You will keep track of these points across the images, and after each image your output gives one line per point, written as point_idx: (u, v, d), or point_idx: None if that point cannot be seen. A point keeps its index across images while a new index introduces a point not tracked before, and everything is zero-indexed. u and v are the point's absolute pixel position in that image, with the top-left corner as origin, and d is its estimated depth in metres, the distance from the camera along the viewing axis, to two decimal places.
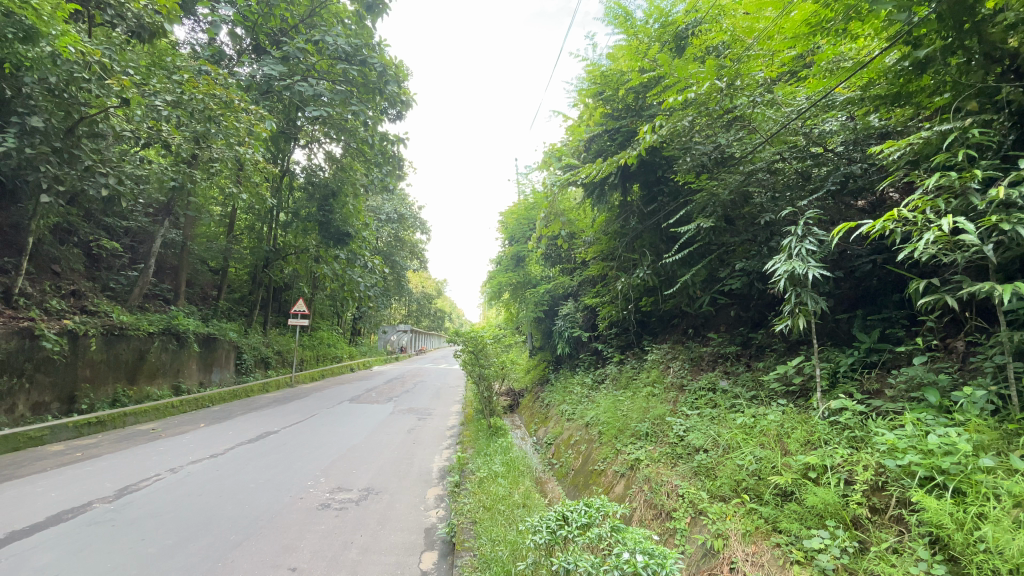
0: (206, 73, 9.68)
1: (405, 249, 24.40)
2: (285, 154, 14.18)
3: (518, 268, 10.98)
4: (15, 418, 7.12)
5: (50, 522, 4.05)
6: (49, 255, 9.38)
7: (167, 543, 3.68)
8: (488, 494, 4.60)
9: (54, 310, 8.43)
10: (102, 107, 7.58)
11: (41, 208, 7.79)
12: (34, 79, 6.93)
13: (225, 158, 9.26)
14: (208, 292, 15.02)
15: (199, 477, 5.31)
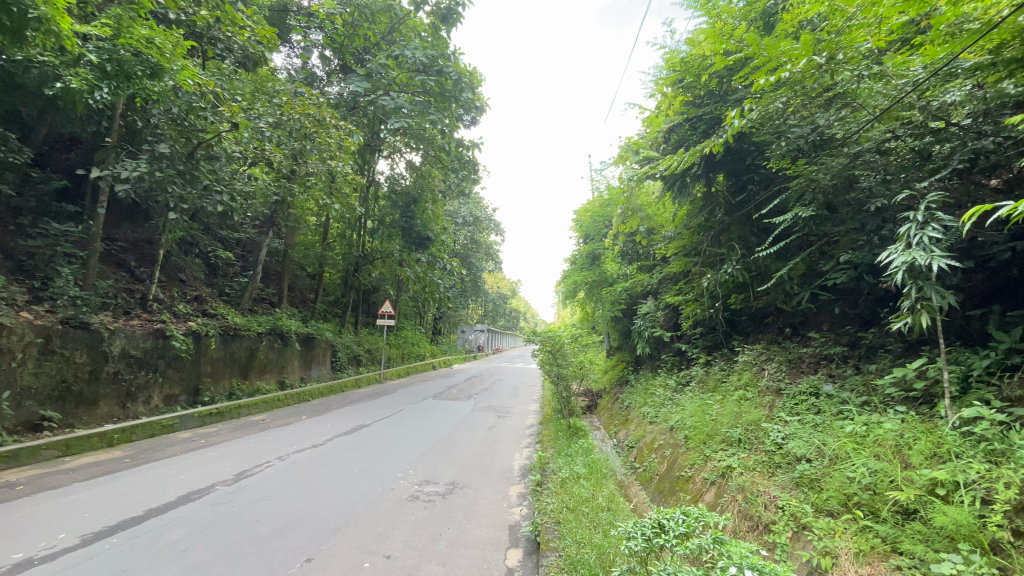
0: (301, 94, 10.54)
1: (481, 250, 24.94)
2: (371, 166, 15.02)
3: (594, 266, 10.80)
4: (151, 408, 8.20)
5: (181, 501, 4.61)
6: (176, 265, 10.70)
7: (277, 525, 4.05)
8: (571, 495, 4.56)
9: (181, 313, 9.60)
10: (216, 132, 8.53)
11: (169, 224, 8.87)
12: (161, 111, 7.96)
13: (319, 172, 10.06)
14: (307, 295, 16.33)
15: (302, 466, 5.78)
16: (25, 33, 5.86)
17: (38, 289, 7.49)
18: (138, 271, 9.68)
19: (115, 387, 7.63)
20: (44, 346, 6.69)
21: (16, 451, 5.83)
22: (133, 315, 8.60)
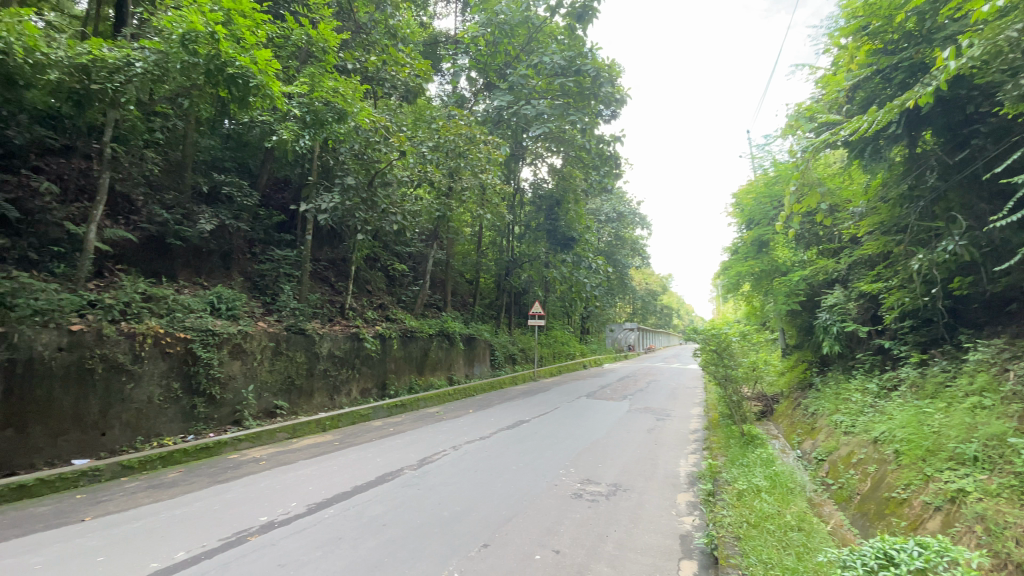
0: (454, 117, 11.51)
1: (628, 246, 24.36)
2: (516, 174, 15.65)
3: (762, 254, 9.70)
4: (353, 399, 9.72)
5: (379, 481, 5.37)
6: (364, 278, 12.55)
7: (456, 509, 4.45)
8: (752, 510, 4.14)
9: (370, 319, 11.20)
10: (388, 160, 9.79)
11: (357, 244, 10.40)
12: (348, 149, 9.46)
13: (472, 186, 10.94)
14: (467, 300, 17.69)
15: (473, 456, 6.28)
16: (248, 99, 7.45)
17: (269, 303, 9.43)
18: (337, 285, 11.58)
19: (325, 381, 9.23)
20: (275, 348, 8.39)
21: (260, 433, 7.41)
22: (335, 321, 10.29)
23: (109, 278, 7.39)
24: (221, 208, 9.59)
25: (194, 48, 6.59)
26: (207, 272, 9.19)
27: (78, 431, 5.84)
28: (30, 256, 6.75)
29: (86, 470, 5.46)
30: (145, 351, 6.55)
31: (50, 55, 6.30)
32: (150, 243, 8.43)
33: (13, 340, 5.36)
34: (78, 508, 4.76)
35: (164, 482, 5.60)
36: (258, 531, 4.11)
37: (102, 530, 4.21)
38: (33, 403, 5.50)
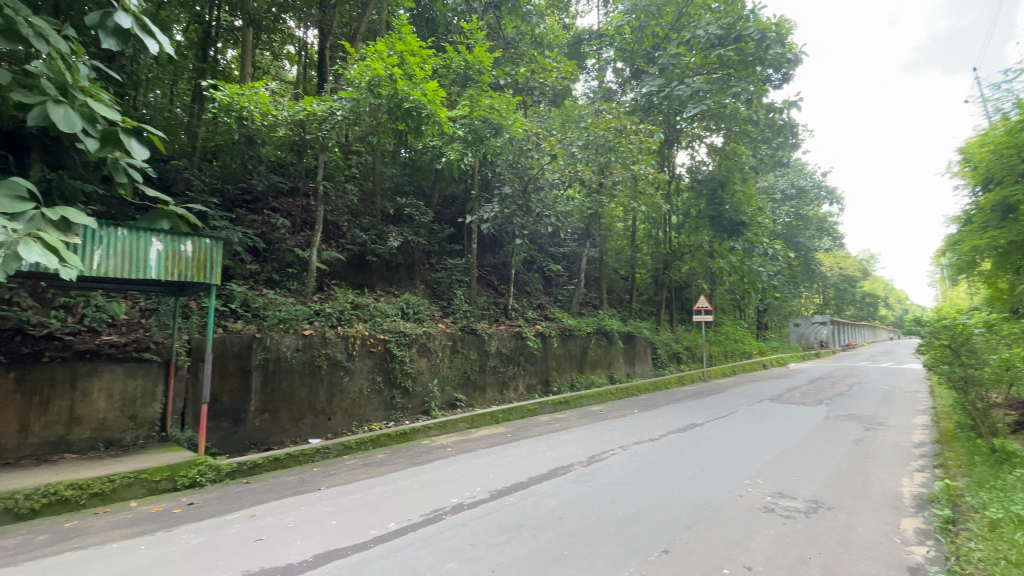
0: (603, 112, 11.40)
1: (811, 226, 21.17)
2: (671, 160, 14.91)
3: (1010, 220, 7.52)
4: (520, 394, 10.31)
5: (552, 475, 5.57)
6: (523, 280, 13.17)
7: (632, 511, 4.38)
8: (1014, 545, 3.32)
9: (531, 318, 11.72)
10: (540, 165, 10.13)
11: (515, 248, 10.96)
12: (505, 160, 10.04)
13: (624, 179, 10.68)
14: (624, 296, 17.32)
15: (644, 457, 6.11)
16: (422, 127, 8.39)
17: (445, 306, 10.50)
18: (500, 288, 12.38)
19: (495, 377, 9.95)
20: (452, 347, 9.32)
21: (445, 422, 8.29)
22: (501, 321, 11.01)
23: (326, 291, 9.05)
24: (403, 226, 11.02)
25: (379, 91, 7.72)
26: (396, 282, 10.63)
27: (311, 416, 7.31)
28: (275, 277, 8.63)
29: (319, 447, 6.78)
30: (355, 351, 7.89)
31: (278, 116, 7.81)
32: (353, 260, 10.07)
33: (267, 343, 6.98)
34: (316, 478, 5.93)
35: (374, 461, 6.65)
36: (451, 511, 4.60)
37: (335, 498, 5.18)
38: (281, 392, 7.09)
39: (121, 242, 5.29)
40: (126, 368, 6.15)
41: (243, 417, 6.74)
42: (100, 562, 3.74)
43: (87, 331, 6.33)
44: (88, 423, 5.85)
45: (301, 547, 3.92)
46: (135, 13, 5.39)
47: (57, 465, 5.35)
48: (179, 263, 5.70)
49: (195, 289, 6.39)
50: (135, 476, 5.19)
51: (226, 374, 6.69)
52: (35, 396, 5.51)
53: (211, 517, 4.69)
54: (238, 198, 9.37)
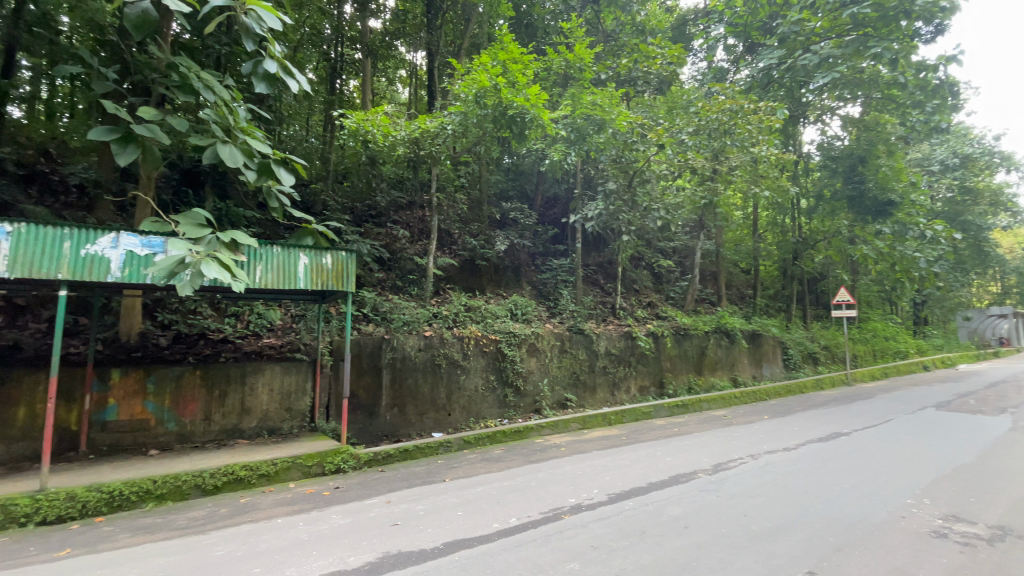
0: (715, 94, 10.67)
1: (985, 200, 17.63)
2: (796, 138, 13.51)
3: None
4: (632, 396, 10.04)
5: (673, 481, 5.32)
6: (632, 278, 12.75)
7: (767, 525, 4.01)
8: None
9: (642, 317, 11.30)
10: (646, 157, 9.75)
11: (622, 245, 10.66)
12: (610, 156, 9.84)
13: (743, 163, 9.86)
14: (745, 291, 15.96)
15: (778, 468, 5.57)
16: (526, 132, 8.57)
17: (552, 307, 10.55)
18: (607, 286, 12.13)
19: (606, 378, 9.78)
20: (561, 347, 9.33)
21: (558, 422, 8.32)
22: (609, 321, 10.77)
23: (442, 295, 9.64)
24: (509, 229, 11.32)
25: (485, 102, 8.03)
26: (504, 285, 10.95)
27: (433, 411, 7.84)
28: (398, 284, 9.39)
29: (442, 441, 7.21)
30: (470, 350, 8.28)
31: (397, 136, 8.47)
32: (465, 265, 10.57)
33: (394, 344, 7.63)
34: (441, 470, 6.32)
35: (492, 457, 6.90)
36: (570, 511, 4.60)
37: (459, 490, 5.47)
38: (407, 389, 7.70)
39: (276, 258, 6.14)
40: (282, 366, 7.09)
41: (376, 411, 7.43)
42: (270, 534, 4.36)
43: (250, 334, 7.57)
44: (255, 414, 6.86)
45: (431, 535, 4.20)
46: (280, 59, 6.24)
47: (235, 447, 6.34)
48: (322, 274, 6.47)
49: (334, 297, 7.18)
50: (293, 461, 5.97)
51: (361, 372, 7.43)
52: (215, 390, 6.59)
53: (354, 501, 5.23)
54: (365, 214, 10.37)
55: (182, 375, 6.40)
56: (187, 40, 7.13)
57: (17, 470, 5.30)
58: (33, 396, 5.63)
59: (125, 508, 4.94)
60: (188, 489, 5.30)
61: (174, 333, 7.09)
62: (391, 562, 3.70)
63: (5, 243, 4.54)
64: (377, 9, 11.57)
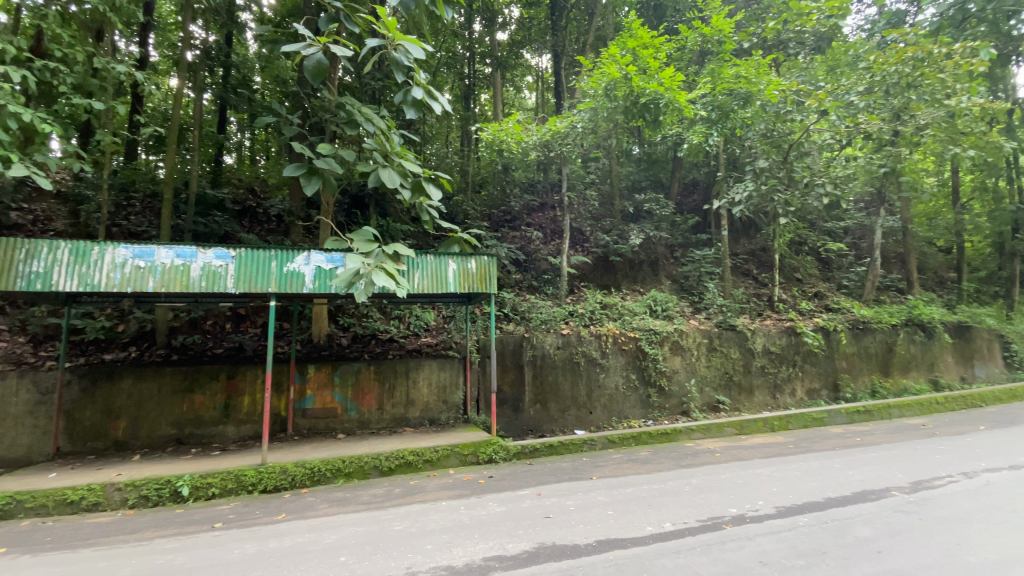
0: (894, 41, 8.98)
1: None
2: (1012, 78, 10.73)
3: None
4: (798, 400, 8.96)
5: (858, 497, 4.60)
6: (791, 266, 11.34)
7: (995, 560, 3.27)
8: None
9: (807, 310, 9.97)
10: (804, 127, 8.62)
11: (777, 230, 9.57)
12: (757, 132, 8.92)
13: (935, 120, 8.11)
14: (946, 275, 13.12)
15: (1007, 490, 4.48)
16: (660, 118, 8.23)
17: (697, 302, 9.86)
18: (761, 277, 10.95)
19: (765, 379, 8.86)
20: (710, 344, 8.69)
21: (709, 425, 7.74)
22: (766, 315, 9.71)
23: (578, 293, 9.66)
24: (645, 222, 10.88)
25: (615, 94, 7.86)
26: (642, 280, 10.56)
27: (575, 409, 7.91)
28: (534, 284, 9.65)
29: (585, 438, 7.20)
30: (609, 348, 8.16)
31: (529, 142, 8.85)
32: (600, 262, 10.45)
33: (534, 342, 7.88)
34: (587, 468, 6.33)
35: (640, 458, 6.69)
36: (732, 522, 4.25)
37: (608, 489, 5.42)
38: (548, 385, 7.89)
39: (429, 265, 6.76)
40: (438, 363, 7.78)
41: (521, 406, 7.75)
42: (437, 515, 4.80)
43: (410, 334, 8.47)
44: (417, 405, 7.63)
45: (584, 531, 4.23)
46: (425, 86, 6.84)
47: (403, 434, 7.12)
48: (468, 278, 6.93)
49: (479, 298, 7.66)
50: (451, 449, 6.50)
51: (505, 369, 7.80)
52: (385, 383, 7.49)
53: (507, 491, 5.49)
54: (501, 219, 10.85)
55: (358, 370, 7.40)
56: (349, 80, 8.24)
57: (246, 446, 6.63)
58: (254, 387, 6.99)
59: (323, 482, 5.88)
60: (368, 469, 6.10)
61: (351, 334, 8.24)
62: (546, 553, 3.80)
63: (233, 265, 5.73)
64: (503, 22, 12.09)
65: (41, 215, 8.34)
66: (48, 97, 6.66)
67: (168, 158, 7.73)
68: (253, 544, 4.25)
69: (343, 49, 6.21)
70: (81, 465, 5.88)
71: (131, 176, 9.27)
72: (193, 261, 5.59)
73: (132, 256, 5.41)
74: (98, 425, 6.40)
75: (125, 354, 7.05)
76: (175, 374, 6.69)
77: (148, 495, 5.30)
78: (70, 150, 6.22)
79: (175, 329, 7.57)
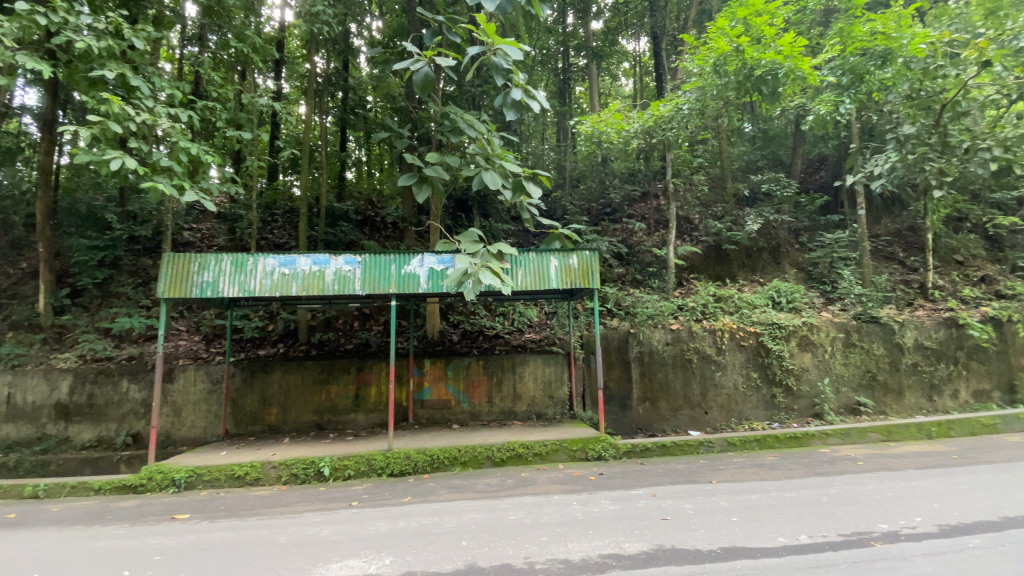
0: None
1: None
2: None
3: None
4: (962, 404, 7.66)
5: None
6: (949, 246, 9.69)
7: None
8: None
9: (971, 298, 8.45)
10: (961, 84, 7.31)
11: (927, 206, 8.24)
12: (898, 94, 7.75)
13: None
14: None
15: None
16: (780, 90, 7.48)
17: (828, 292, 8.83)
18: (910, 261, 9.48)
19: (917, 379, 7.69)
20: (846, 339, 7.72)
21: (849, 430, 6.89)
22: (917, 305, 8.40)
23: (687, 286, 9.17)
24: (762, 206, 10.00)
25: (725, 69, 7.37)
26: (761, 270, 9.71)
27: (689, 408, 7.52)
28: (639, 278, 9.32)
29: (702, 440, 6.81)
30: (725, 344, 7.62)
31: (630, 130, 8.54)
32: (711, 251, 9.79)
33: (641, 338, 7.64)
34: (706, 470, 5.98)
35: (765, 463, 6.17)
36: (881, 539, 3.76)
37: (730, 494, 5.06)
38: (658, 383, 7.59)
39: (532, 263, 6.86)
40: (543, 358, 7.87)
41: (629, 403, 7.57)
42: (551, 508, 4.86)
43: (515, 331, 8.67)
44: (525, 400, 7.79)
45: (706, 536, 4.00)
46: (522, 87, 6.90)
47: (512, 427, 7.32)
48: (571, 274, 6.89)
49: (582, 294, 7.58)
50: (560, 444, 6.53)
51: (611, 365, 7.66)
52: (493, 378, 7.75)
53: (620, 490, 5.38)
54: (602, 213, 10.63)
55: (468, 365, 7.75)
56: (451, 89, 8.64)
57: (373, 432, 7.27)
58: (378, 380, 7.64)
59: (441, 469, 6.25)
60: (481, 459, 6.36)
61: (461, 330, 8.64)
62: (666, 556, 3.66)
63: (359, 269, 6.30)
64: (598, 11, 11.84)
65: (207, 233, 9.88)
66: (210, 133, 7.89)
67: (302, 177, 8.74)
68: (385, 523, 4.64)
69: (446, 59, 6.53)
70: (244, 445, 6.88)
71: (274, 196, 10.64)
72: (326, 267, 6.25)
73: (277, 264, 6.20)
74: (256, 410, 7.43)
75: (275, 350, 8.11)
76: (313, 367, 7.55)
77: (297, 473, 6.04)
78: (226, 176, 7.28)
79: (313, 328, 8.52)
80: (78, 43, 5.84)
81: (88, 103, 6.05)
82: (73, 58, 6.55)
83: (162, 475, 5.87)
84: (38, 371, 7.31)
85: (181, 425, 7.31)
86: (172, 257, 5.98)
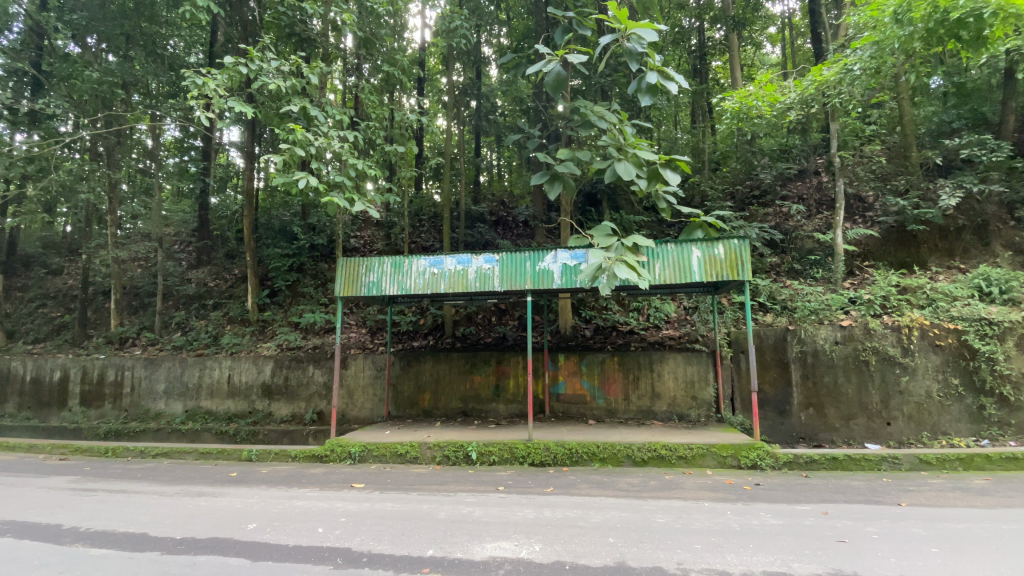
0: None
1: None
2: None
3: None
4: None
5: None
6: None
7: None
8: None
9: None
10: None
11: None
12: None
13: None
14: None
15: None
16: (986, 33, 6.10)
17: None
18: None
19: None
20: None
21: None
22: None
23: (859, 276, 7.94)
24: (961, 175, 8.23)
25: (910, 17, 6.17)
26: (961, 253, 8.00)
27: (865, 417, 6.52)
28: (797, 267, 8.31)
29: (884, 454, 5.85)
30: (913, 344, 6.43)
31: (786, 101, 7.85)
32: (891, 234, 8.33)
33: (802, 336, 6.81)
34: (891, 490, 5.12)
35: (974, 487, 5.09)
36: None
37: (927, 521, 4.26)
38: (825, 387, 6.71)
39: (672, 255, 6.52)
40: (685, 356, 7.45)
41: (788, 409, 6.83)
42: (702, 515, 4.58)
43: (652, 326, 8.34)
44: (664, 399, 7.46)
45: (898, 567, 3.42)
46: (659, 69, 6.58)
47: (652, 426, 7.07)
48: (716, 265, 6.40)
49: (728, 287, 6.99)
50: (707, 448, 6.14)
51: (765, 366, 6.97)
52: (630, 375, 7.57)
53: (782, 503, 4.85)
54: (749, 196, 9.70)
55: (604, 361, 7.68)
56: (580, 83, 8.56)
57: (514, 422, 7.59)
58: (517, 372, 7.95)
59: (580, 463, 6.29)
60: (621, 457, 6.25)
61: (595, 326, 8.57)
62: None
63: (498, 267, 6.62)
64: None
65: (368, 240, 11.22)
66: (368, 149, 8.92)
67: (446, 182, 9.44)
68: (531, 510, 4.81)
69: (579, 55, 6.47)
70: (403, 426, 7.68)
71: (420, 203, 11.69)
72: (469, 266, 6.67)
73: (427, 264, 6.77)
74: (411, 396, 8.25)
75: (426, 343, 8.90)
76: (459, 359, 8.13)
77: (448, 455, 6.57)
78: (383, 188, 8.18)
79: (457, 322, 9.17)
80: (271, 84, 7.04)
81: (280, 134, 7.26)
82: (265, 99, 7.90)
83: (340, 448, 6.83)
84: (249, 357, 9.00)
85: (353, 406, 8.41)
86: (344, 260, 6.89)
